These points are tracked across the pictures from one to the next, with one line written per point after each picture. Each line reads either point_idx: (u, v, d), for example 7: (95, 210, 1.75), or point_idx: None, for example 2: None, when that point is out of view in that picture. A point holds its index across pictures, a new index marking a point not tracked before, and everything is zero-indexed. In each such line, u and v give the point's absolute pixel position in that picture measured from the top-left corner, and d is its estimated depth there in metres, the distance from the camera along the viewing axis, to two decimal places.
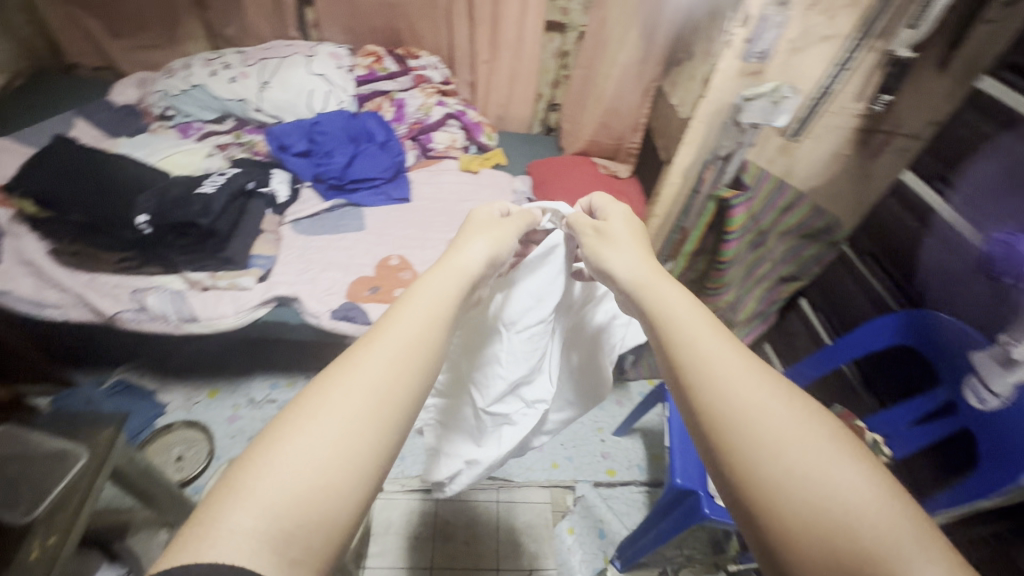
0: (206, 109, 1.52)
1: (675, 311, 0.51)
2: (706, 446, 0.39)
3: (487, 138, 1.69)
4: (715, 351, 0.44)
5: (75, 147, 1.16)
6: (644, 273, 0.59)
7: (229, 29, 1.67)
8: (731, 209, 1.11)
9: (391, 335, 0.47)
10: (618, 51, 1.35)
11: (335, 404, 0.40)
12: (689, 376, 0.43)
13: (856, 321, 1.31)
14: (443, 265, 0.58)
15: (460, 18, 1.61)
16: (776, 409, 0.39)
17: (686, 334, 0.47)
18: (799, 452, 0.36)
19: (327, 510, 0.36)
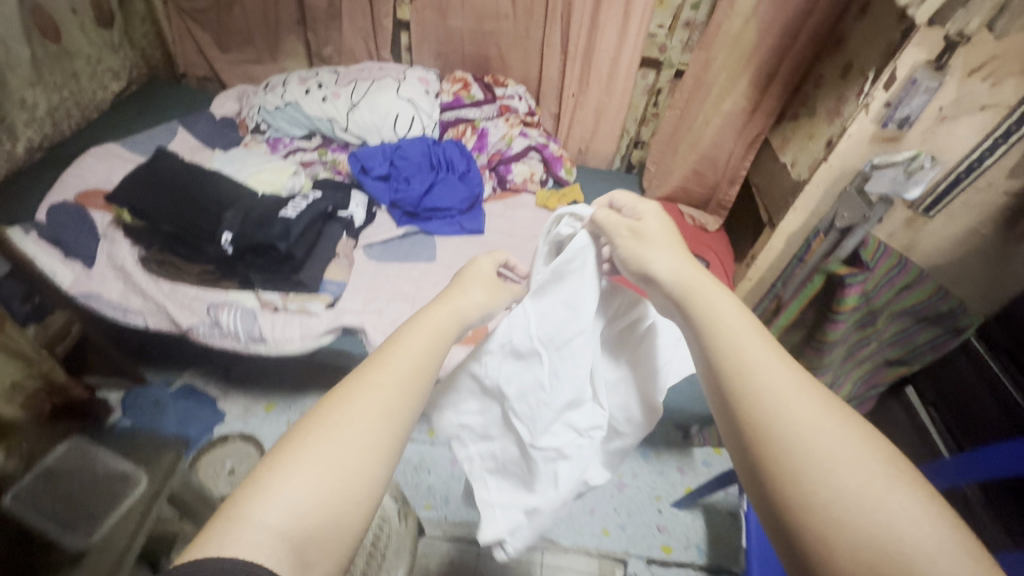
0: (296, 126, 1.55)
1: (727, 319, 0.49)
2: (749, 457, 0.42)
3: (567, 173, 1.62)
4: (768, 370, 0.44)
5: (174, 159, 1.19)
6: (692, 278, 0.54)
7: (326, 48, 1.69)
8: (845, 288, 0.95)
9: (393, 363, 0.55)
10: (722, 98, 1.25)
11: (340, 429, 0.49)
12: (739, 390, 0.44)
13: (979, 427, 1.12)
14: (440, 305, 0.66)
15: (553, 50, 1.57)
16: (828, 426, 0.41)
17: (736, 345, 0.46)
18: (847, 476, 0.38)
19: (332, 519, 0.45)
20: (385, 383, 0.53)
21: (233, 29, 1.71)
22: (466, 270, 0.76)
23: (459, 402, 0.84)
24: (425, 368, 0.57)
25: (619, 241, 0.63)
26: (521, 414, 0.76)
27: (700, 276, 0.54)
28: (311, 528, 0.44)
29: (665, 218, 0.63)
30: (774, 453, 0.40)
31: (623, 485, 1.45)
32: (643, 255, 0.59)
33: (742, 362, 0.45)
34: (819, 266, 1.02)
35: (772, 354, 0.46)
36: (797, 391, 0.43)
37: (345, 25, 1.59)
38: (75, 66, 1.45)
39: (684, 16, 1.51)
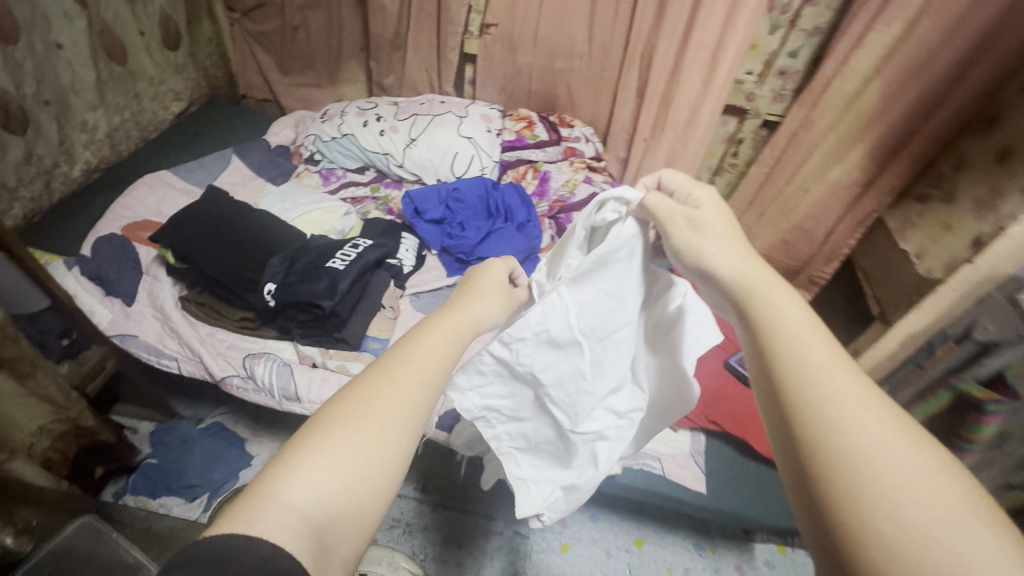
0: (351, 158, 1.49)
1: (787, 317, 0.42)
2: (803, 469, 0.36)
3: None
4: (835, 378, 0.38)
5: (224, 197, 1.13)
6: (755, 273, 0.46)
7: (387, 78, 1.63)
8: (984, 417, 0.77)
9: (411, 359, 0.55)
10: None
11: (357, 416, 0.48)
12: (793, 395, 0.38)
13: None
14: (458, 312, 0.65)
15: (628, 92, 1.45)
16: (902, 450, 0.34)
17: (791, 344, 0.40)
18: (922, 502, 0.32)
19: (344, 498, 0.45)
20: (403, 377, 0.53)
21: (297, 54, 1.67)
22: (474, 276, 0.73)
23: (482, 387, 0.72)
24: (440, 364, 0.56)
25: (668, 232, 0.53)
26: (560, 401, 0.71)
27: (762, 270, 0.46)
28: (326, 509, 0.44)
29: (719, 198, 0.53)
30: (832, 466, 0.34)
31: None
32: (700, 244, 0.49)
33: (801, 367, 0.39)
34: (947, 380, 0.84)
35: (840, 360, 0.39)
36: (868, 406, 0.36)
37: (410, 56, 1.52)
38: (138, 88, 1.43)
39: (779, 63, 1.36)
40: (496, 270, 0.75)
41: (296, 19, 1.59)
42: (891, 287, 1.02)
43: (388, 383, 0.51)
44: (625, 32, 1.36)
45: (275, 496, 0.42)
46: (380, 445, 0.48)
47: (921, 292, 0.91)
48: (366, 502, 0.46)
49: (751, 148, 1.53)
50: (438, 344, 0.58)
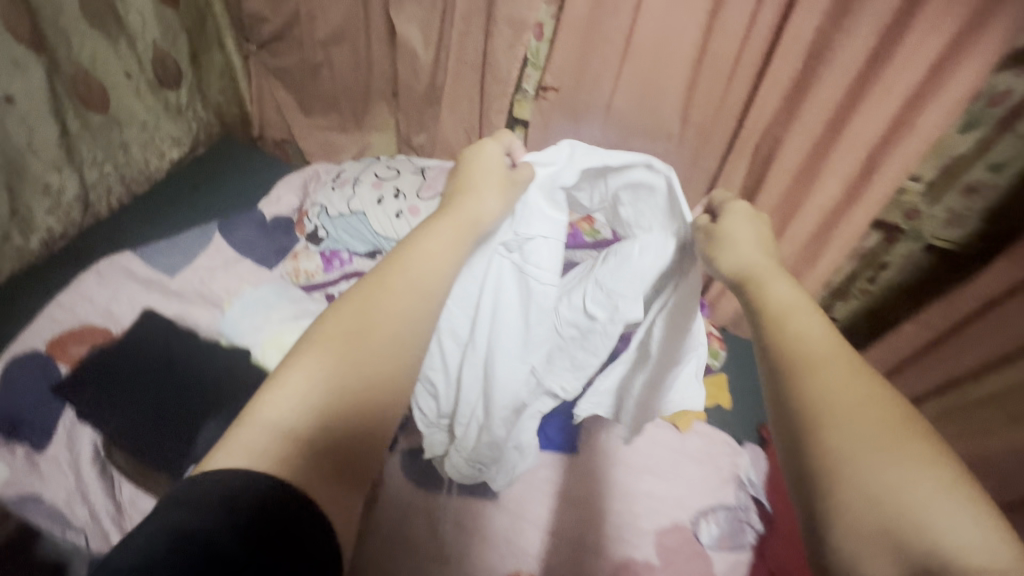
0: (360, 241, 1.19)
1: (779, 294, 0.51)
2: (778, 391, 0.44)
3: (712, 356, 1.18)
4: (808, 333, 0.46)
5: (161, 339, 0.85)
6: (760, 264, 0.56)
7: (419, 136, 1.32)
8: None
9: (411, 262, 0.52)
10: None
11: (371, 312, 0.47)
12: (777, 343, 0.46)
13: None
14: (457, 211, 0.61)
15: (729, 189, 1.06)
16: (850, 382, 0.42)
17: (777, 309, 0.49)
18: (864, 429, 0.40)
19: (364, 402, 0.43)
20: (418, 268, 0.52)
21: (318, 94, 1.39)
22: (475, 162, 0.67)
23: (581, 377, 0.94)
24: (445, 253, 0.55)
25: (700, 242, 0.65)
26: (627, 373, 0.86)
27: (766, 262, 0.56)
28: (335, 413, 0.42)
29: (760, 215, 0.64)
30: (807, 404, 0.42)
31: None
32: (718, 251, 0.61)
33: (781, 326, 0.48)
34: None
35: (820, 324, 0.48)
36: (829, 352, 0.45)
37: (444, 113, 1.20)
38: (125, 136, 1.21)
39: (968, 176, 0.92)
40: (491, 151, 0.68)
41: (317, 56, 1.30)
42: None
43: (403, 277, 0.50)
44: (738, 112, 0.96)
45: (275, 408, 0.41)
46: (391, 354, 0.46)
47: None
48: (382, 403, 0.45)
49: (897, 275, 1.10)
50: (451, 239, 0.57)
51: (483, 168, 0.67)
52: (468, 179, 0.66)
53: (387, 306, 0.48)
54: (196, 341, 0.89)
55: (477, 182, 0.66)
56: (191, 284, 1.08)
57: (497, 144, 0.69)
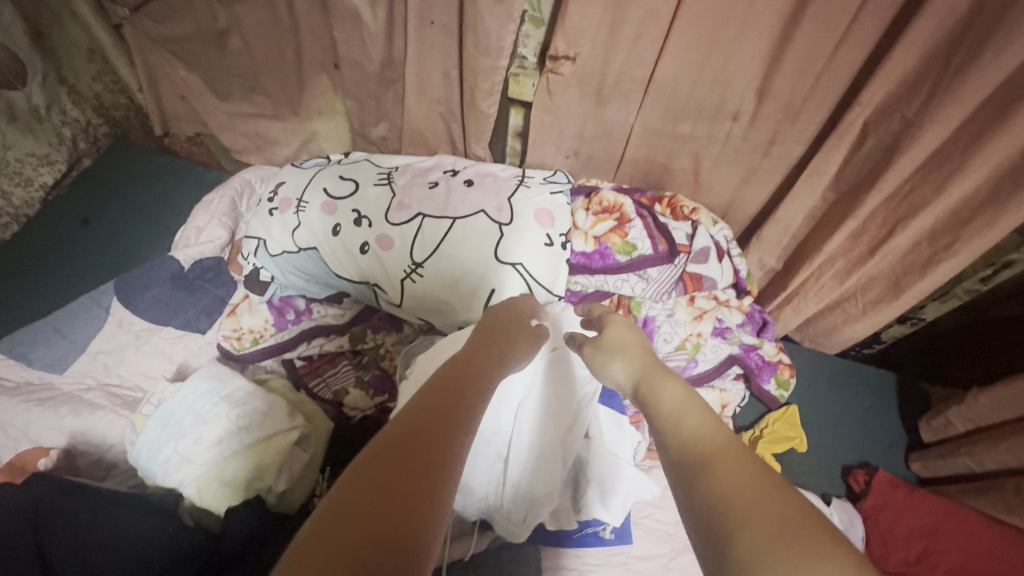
0: (317, 284, 0.89)
1: (666, 397, 0.44)
2: (685, 501, 0.34)
3: (781, 388, 0.93)
4: (695, 427, 0.39)
5: (31, 539, 0.58)
6: (647, 365, 0.51)
7: (381, 123, 0.98)
8: None
9: (440, 384, 0.43)
10: None
11: (384, 461, 0.34)
12: (673, 446, 0.38)
13: None
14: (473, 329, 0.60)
15: (818, 181, 0.77)
16: (751, 470, 0.34)
17: (666, 409, 0.42)
18: (775, 526, 0.30)
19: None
20: (439, 400, 0.41)
21: (232, 73, 1.01)
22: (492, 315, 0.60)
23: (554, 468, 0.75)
24: (462, 398, 0.42)
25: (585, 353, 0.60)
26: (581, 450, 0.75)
27: (658, 364, 0.50)
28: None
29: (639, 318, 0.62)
30: (714, 514, 0.32)
31: None
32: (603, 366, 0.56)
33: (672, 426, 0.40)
34: None
35: (709, 416, 0.40)
36: (728, 443, 0.37)
37: (409, 96, 0.88)
38: None
39: None
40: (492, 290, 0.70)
41: (218, 20, 0.92)
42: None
43: (420, 425, 0.37)
44: (842, 81, 0.67)
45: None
46: (403, 490, 0.33)
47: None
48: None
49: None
50: (467, 384, 0.44)
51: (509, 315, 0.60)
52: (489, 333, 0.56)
53: (409, 463, 0.34)
54: (90, 515, 0.61)
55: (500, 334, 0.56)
56: (88, 375, 0.80)
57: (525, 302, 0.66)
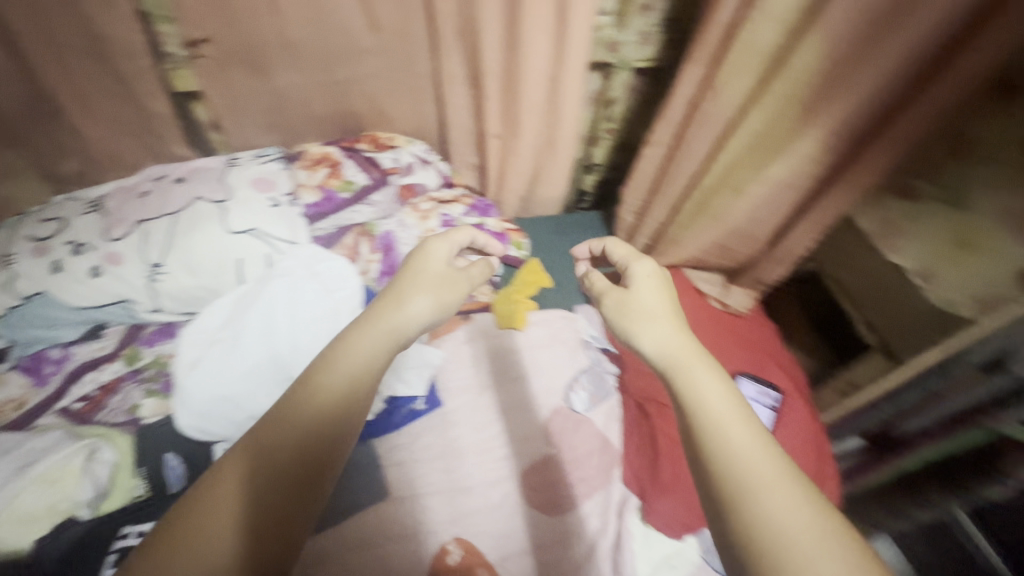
0: (63, 326, 0.89)
1: (709, 402, 0.55)
2: (721, 511, 0.48)
3: (517, 247, 1.20)
4: (745, 451, 0.50)
5: None
6: (672, 352, 0.62)
7: (74, 160, 0.99)
8: None
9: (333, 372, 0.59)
10: (764, 159, 0.81)
11: (288, 454, 0.53)
12: (719, 468, 0.50)
13: None
14: (379, 322, 0.65)
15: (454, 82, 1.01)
16: (786, 498, 0.47)
17: (712, 422, 0.53)
18: (816, 553, 0.43)
19: (279, 515, 0.50)
20: (335, 401, 0.57)
21: None
22: (420, 271, 0.72)
23: None
24: (347, 399, 0.58)
25: (608, 310, 0.71)
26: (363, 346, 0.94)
27: (683, 350, 0.62)
28: (252, 520, 0.49)
29: (659, 270, 0.75)
30: (758, 543, 0.44)
31: None
32: (628, 327, 0.67)
33: (723, 443, 0.51)
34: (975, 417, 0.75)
35: (748, 433, 0.52)
36: (767, 471, 0.49)
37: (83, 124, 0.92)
38: None
39: None
40: (435, 247, 0.75)
41: None
42: (890, 314, 0.80)
43: (308, 426, 0.55)
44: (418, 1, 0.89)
45: (206, 504, 0.49)
46: (303, 472, 0.53)
47: (962, 330, 0.67)
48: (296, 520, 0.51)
49: (626, 105, 1.19)
50: (358, 379, 0.60)
51: (433, 279, 0.71)
52: (401, 288, 0.69)
53: (300, 453, 0.53)
54: None
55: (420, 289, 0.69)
56: None
57: (442, 243, 0.76)
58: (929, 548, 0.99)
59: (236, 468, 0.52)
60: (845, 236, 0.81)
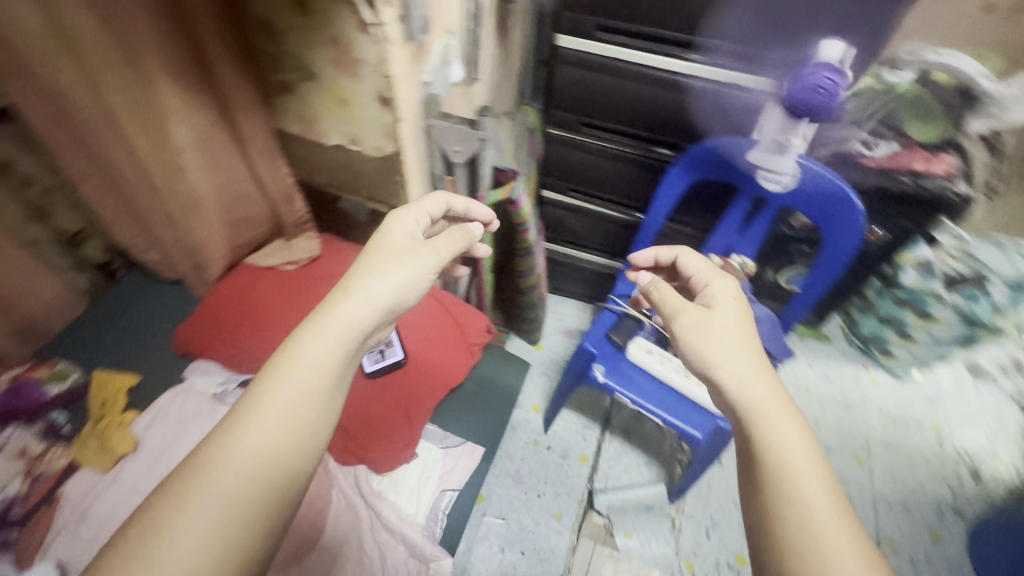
0: None
1: (787, 446, 0.53)
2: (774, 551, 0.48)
3: (59, 380, 0.95)
4: (824, 514, 0.48)
5: None
6: (767, 393, 0.57)
7: None
8: (516, 204, 0.92)
9: (314, 339, 0.56)
10: (161, 133, 0.74)
11: (283, 437, 0.51)
12: (796, 526, 0.48)
13: (594, 178, 1.25)
14: (326, 320, 0.58)
15: None
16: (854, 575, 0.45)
17: (786, 466, 0.51)
18: None
19: (270, 487, 0.49)
20: (319, 376, 0.55)
21: None
22: (388, 242, 0.67)
23: None
24: (337, 369, 0.56)
25: (681, 323, 0.67)
26: None
27: (772, 395, 0.57)
28: (240, 499, 0.47)
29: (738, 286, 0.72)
30: None
31: (518, 473, 1.36)
32: (705, 352, 0.63)
33: (795, 494, 0.50)
34: (477, 205, 0.92)
35: (820, 483, 0.50)
36: (841, 532, 0.47)
37: None
38: None
39: None
40: (398, 222, 0.70)
41: None
42: (367, 184, 0.86)
43: (301, 396, 0.53)
44: None
45: (209, 485, 0.47)
46: (291, 459, 0.51)
47: (400, 161, 0.77)
48: (287, 493, 0.51)
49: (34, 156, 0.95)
50: (346, 337, 0.58)
51: (386, 258, 0.64)
52: (368, 261, 0.64)
53: (292, 431, 0.51)
54: None
55: (387, 261, 0.63)
56: None
57: (409, 214, 0.71)
58: (572, 277, 1.54)
59: (240, 447, 0.49)
60: (297, 146, 0.84)
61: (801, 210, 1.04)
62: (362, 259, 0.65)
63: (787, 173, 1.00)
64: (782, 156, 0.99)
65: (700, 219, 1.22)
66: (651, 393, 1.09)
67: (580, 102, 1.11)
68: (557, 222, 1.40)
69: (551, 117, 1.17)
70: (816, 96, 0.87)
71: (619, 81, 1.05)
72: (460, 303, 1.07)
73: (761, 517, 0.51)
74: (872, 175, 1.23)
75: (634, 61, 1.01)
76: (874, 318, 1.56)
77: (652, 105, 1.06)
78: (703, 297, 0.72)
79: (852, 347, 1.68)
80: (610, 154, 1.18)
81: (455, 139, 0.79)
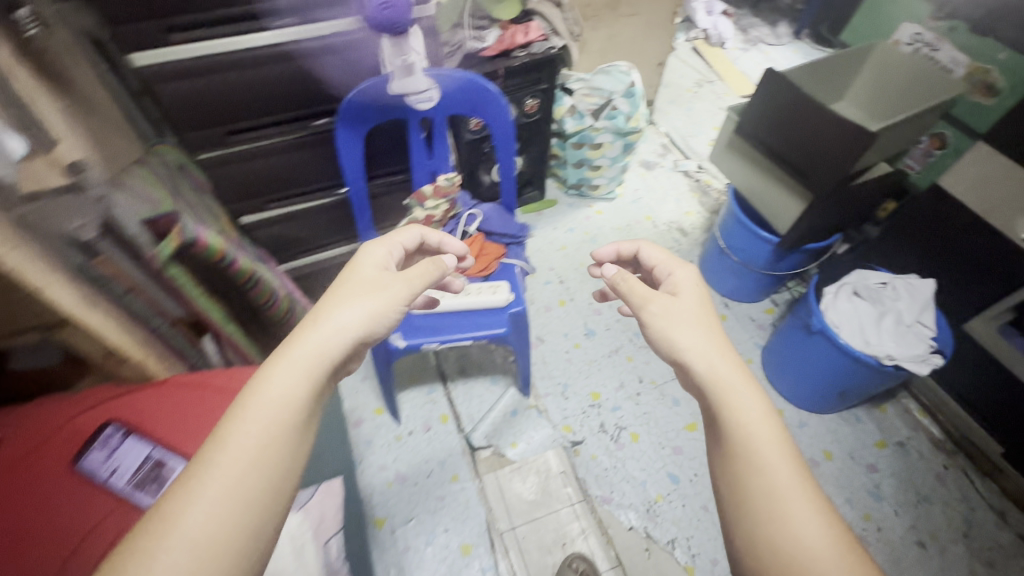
0: None
1: (750, 420, 0.59)
2: (731, 490, 0.57)
3: None
4: (771, 461, 0.56)
5: None
6: (736, 379, 0.63)
7: None
8: (194, 242, 0.86)
9: (280, 375, 0.57)
10: None
11: (254, 475, 0.51)
12: (752, 476, 0.56)
13: (280, 178, 1.18)
14: (295, 350, 0.60)
15: None
16: (805, 512, 0.53)
17: (736, 421, 0.60)
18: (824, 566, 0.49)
19: (236, 532, 0.48)
20: (286, 411, 0.55)
21: None
22: (359, 274, 0.71)
23: None
24: (305, 403, 0.57)
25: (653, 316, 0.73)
26: None
27: (733, 374, 0.64)
28: (212, 540, 0.46)
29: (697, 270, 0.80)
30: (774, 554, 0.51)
31: (400, 473, 1.34)
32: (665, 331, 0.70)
33: (748, 449, 0.57)
34: (153, 269, 0.82)
35: (765, 431, 0.58)
36: (788, 475, 0.55)
37: None
38: None
39: None
40: (362, 258, 0.75)
41: None
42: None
43: (268, 432, 0.53)
44: None
45: (185, 528, 0.46)
46: (263, 499, 0.50)
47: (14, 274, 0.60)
48: (260, 537, 0.49)
49: None
50: (312, 369, 0.59)
51: (360, 288, 0.68)
52: (340, 293, 0.68)
53: (262, 470, 0.51)
54: None
55: (360, 292, 0.67)
56: None
57: (368, 250, 0.76)
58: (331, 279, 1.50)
59: (214, 488, 0.49)
60: None
61: (461, 111, 1.14)
62: (335, 292, 0.68)
63: (429, 86, 1.06)
64: (410, 75, 1.02)
65: (395, 161, 1.27)
66: (449, 325, 1.15)
67: (208, 113, 1.01)
68: (279, 237, 1.31)
69: (190, 142, 1.04)
70: (390, 13, 0.90)
71: (232, 75, 0.97)
72: (222, 372, 0.91)
73: (726, 461, 0.58)
74: (497, 62, 1.40)
75: (230, 49, 0.93)
76: (571, 167, 1.90)
77: (281, 81, 1.02)
78: (669, 284, 0.79)
79: (573, 196, 2.03)
80: (277, 147, 1.12)
81: (69, 214, 0.72)
